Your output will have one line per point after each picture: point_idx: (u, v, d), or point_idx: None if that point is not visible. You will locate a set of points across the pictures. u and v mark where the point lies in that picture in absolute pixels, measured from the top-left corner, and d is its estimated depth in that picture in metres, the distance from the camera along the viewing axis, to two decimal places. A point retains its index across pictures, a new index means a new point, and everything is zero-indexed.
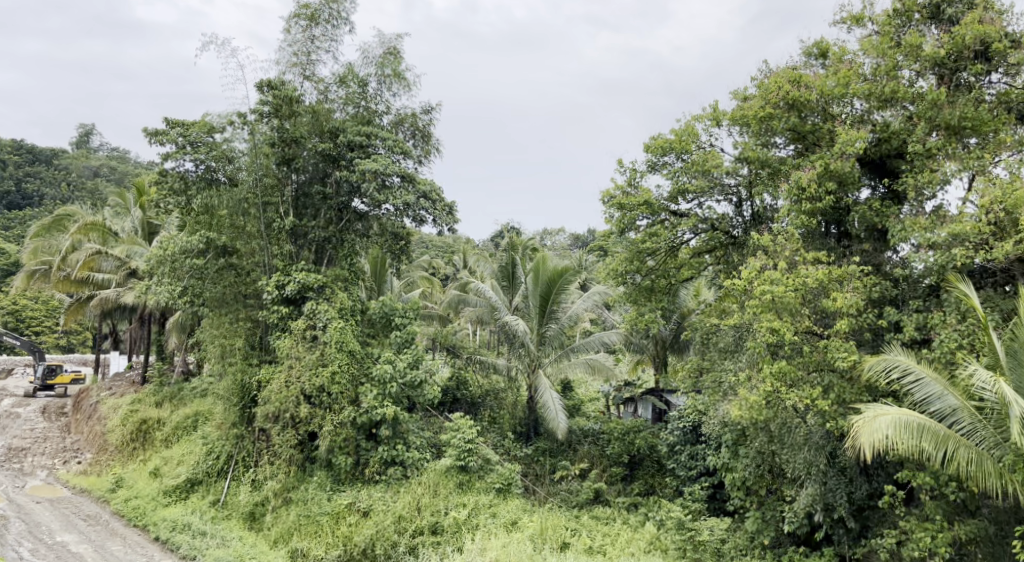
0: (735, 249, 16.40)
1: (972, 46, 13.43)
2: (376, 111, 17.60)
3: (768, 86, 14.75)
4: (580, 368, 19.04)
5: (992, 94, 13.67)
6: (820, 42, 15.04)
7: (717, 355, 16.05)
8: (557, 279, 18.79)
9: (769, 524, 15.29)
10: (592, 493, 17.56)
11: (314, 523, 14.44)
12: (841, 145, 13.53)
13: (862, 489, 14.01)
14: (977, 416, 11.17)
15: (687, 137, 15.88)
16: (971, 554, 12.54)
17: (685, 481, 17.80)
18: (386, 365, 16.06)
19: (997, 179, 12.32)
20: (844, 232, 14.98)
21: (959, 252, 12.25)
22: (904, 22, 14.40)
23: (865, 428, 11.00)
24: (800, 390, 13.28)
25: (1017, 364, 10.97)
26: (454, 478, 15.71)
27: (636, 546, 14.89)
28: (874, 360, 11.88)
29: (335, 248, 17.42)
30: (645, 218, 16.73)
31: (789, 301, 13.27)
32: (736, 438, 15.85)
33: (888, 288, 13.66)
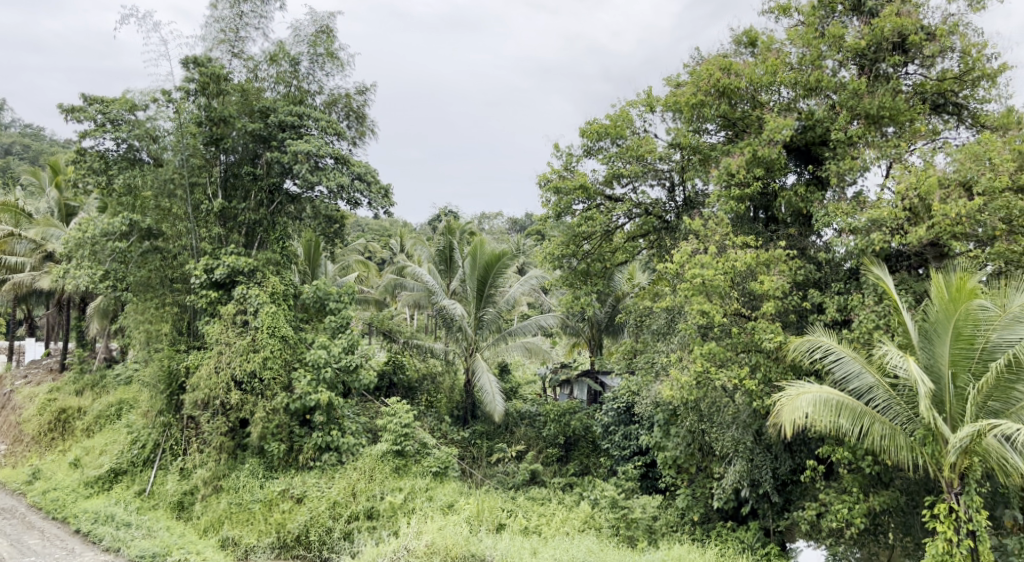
0: (668, 234, 16.77)
1: (891, 38, 13.91)
2: (309, 90, 17.18)
3: (701, 74, 14.98)
4: (517, 351, 19.20)
5: (908, 85, 14.23)
6: (749, 31, 15.39)
7: (650, 337, 16.32)
8: (495, 262, 18.74)
9: (698, 501, 15.75)
10: (528, 475, 17.73)
11: (246, 510, 14.23)
12: (768, 132, 13.89)
13: (785, 466, 14.35)
14: (892, 393, 11.69)
15: (621, 123, 16.02)
16: (884, 523, 13.25)
17: (619, 460, 18.13)
18: (320, 351, 15.89)
19: (912, 166, 12.87)
20: (771, 217, 15.41)
21: (877, 238, 12.74)
22: (827, 14, 14.80)
23: (787, 406, 11.38)
24: (729, 369, 13.63)
25: (927, 343, 11.52)
26: (390, 463, 15.66)
27: (570, 525, 15.07)
28: (798, 340, 12.27)
29: (267, 231, 17.09)
30: (581, 203, 16.83)
31: (719, 284, 13.58)
32: (667, 417, 16.25)
33: (812, 271, 14.13)
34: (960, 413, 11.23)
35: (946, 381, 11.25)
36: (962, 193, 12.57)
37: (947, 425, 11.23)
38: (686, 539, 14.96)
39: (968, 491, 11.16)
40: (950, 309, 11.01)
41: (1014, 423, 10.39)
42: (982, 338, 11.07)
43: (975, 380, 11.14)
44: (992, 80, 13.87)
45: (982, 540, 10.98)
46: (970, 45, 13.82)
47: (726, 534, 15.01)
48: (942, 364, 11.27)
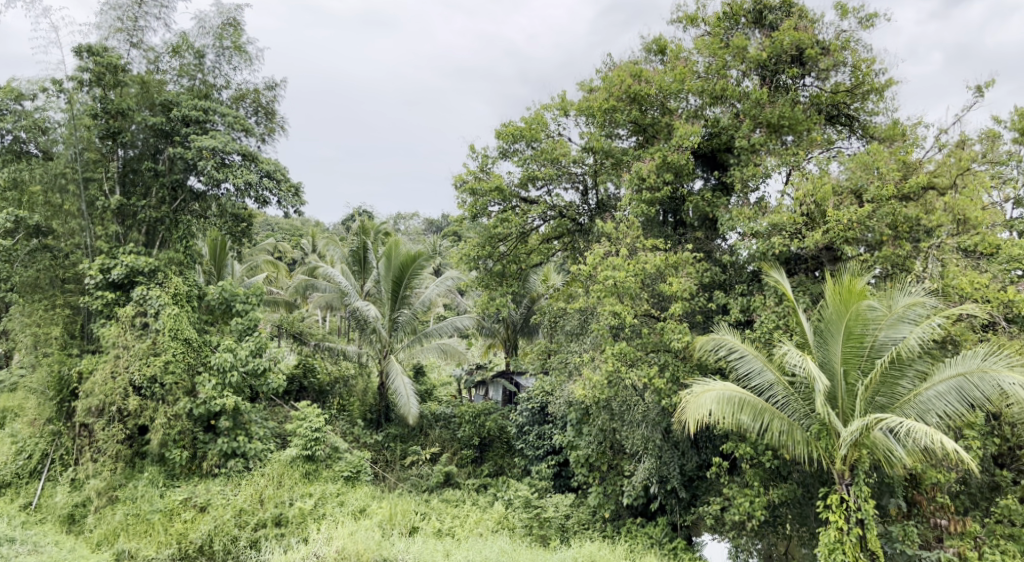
0: (581, 236, 16.93)
1: (789, 51, 14.51)
2: (214, 84, 16.68)
3: (612, 79, 15.26)
4: (433, 353, 19.00)
5: (806, 96, 14.84)
6: (659, 39, 15.73)
7: (564, 338, 16.48)
8: (411, 263, 18.53)
9: (609, 498, 15.99)
10: (442, 477, 17.60)
11: (144, 521, 13.62)
12: (677, 138, 14.24)
13: (691, 461, 14.82)
14: (790, 390, 12.16)
15: (536, 126, 16.16)
16: (783, 515, 13.78)
17: (533, 460, 18.19)
18: (225, 354, 15.34)
19: (809, 174, 13.46)
20: (680, 221, 15.78)
21: (777, 241, 13.24)
22: (731, 26, 15.31)
23: (692, 403, 11.68)
24: (639, 369, 13.91)
25: (821, 342, 12.04)
26: (299, 468, 15.35)
27: (484, 526, 15.05)
28: (703, 340, 12.61)
29: (169, 229, 16.39)
30: (497, 204, 16.77)
31: (630, 285, 13.81)
32: (580, 417, 16.44)
33: (717, 273, 14.55)
34: (851, 408, 11.77)
35: (838, 378, 11.78)
36: (853, 201, 13.25)
37: (839, 419, 11.76)
38: (597, 536, 15.16)
39: (857, 482, 11.74)
40: (842, 309, 11.57)
41: (899, 416, 10.97)
42: (871, 337, 11.68)
43: (864, 377, 11.72)
44: (880, 94, 14.63)
45: (870, 527, 11.56)
46: (860, 60, 14.55)
47: (635, 531, 15.29)
48: (835, 362, 11.81)
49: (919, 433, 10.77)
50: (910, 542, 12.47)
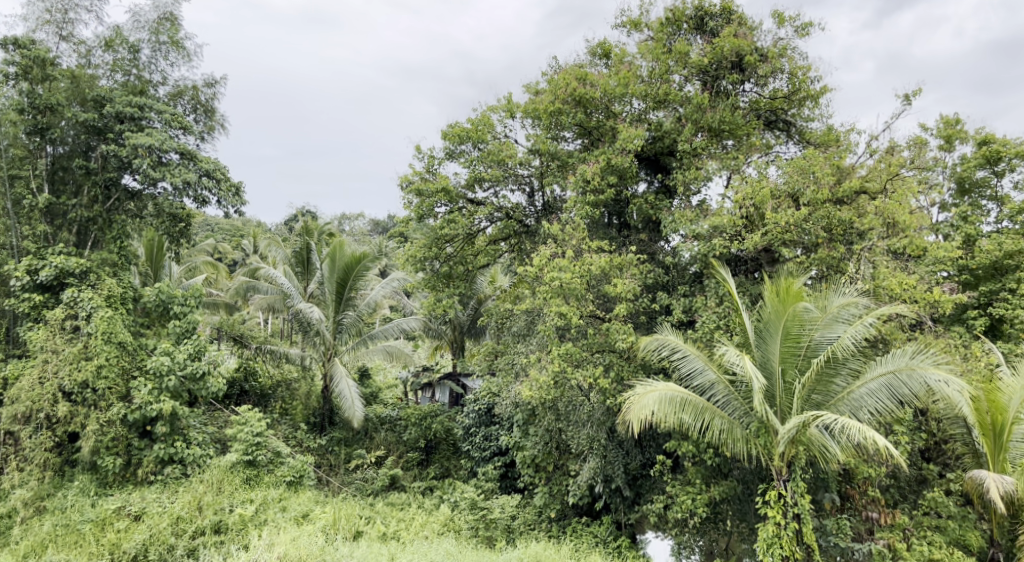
0: (528, 238, 16.94)
1: (729, 57, 14.82)
2: (150, 81, 16.17)
3: (558, 82, 15.33)
4: (378, 355, 19.08)
5: (745, 101, 15.19)
6: (603, 43, 15.90)
7: (510, 339, 16.47)
8: (355, 265, 18.32)
9: (555, 498, 16.04)
10: (387, 480, 17.42)
11: (74, 532, 13.02)
12: (621, 141, 14.39)
13: (635, 461, 14.90)
14: (731, 389, 12.36)
15: (483, 127, 16.10)
16: (724, 512, 14.02)
17: (479, 462, 18.11)
18: (162, 357, 14.94)
19: (749, 178, 13.76)
20: (624, 223, 15.92)
21: (718, 244, 13.51)
22: (674, 31, 15.53)
23: (635, 404, 11.82)
24: (585, 369, 14.00)
25: (760, 341, 12.28)
26: (239, 474, 15.03)
27: (429, 528, 14.94)
28: (647, 339, 12.72)
29: (102, 229, 15.88)
30: (443, 205, 16.64)
31: (576, 287, 13.88)
32: (526, 418, 16.46)
33: (660, 274, 14.73)
34: (788, 406, 12.03)
35: (776, 377, 12.03)
36: (790, 204, 13.57)
37: (777, 417, 12.00)
38: (543, 536, 15.16)
39: (794, 478, 12.01)
40: (780, 309, 11.82)
41: (834, 413, 11.24)
42: (807, 337, 11.96)
43: (801, 375, 12.00)
44: (816, 101, 15.03)
45: (806, 522, 11.84)
46: (797, 67, 14.91)
47: (580, 530, 15.34)
48: (773, 361, 12.05)
49: (853, 429, 11.06)
50: (843, 535, 12.80)
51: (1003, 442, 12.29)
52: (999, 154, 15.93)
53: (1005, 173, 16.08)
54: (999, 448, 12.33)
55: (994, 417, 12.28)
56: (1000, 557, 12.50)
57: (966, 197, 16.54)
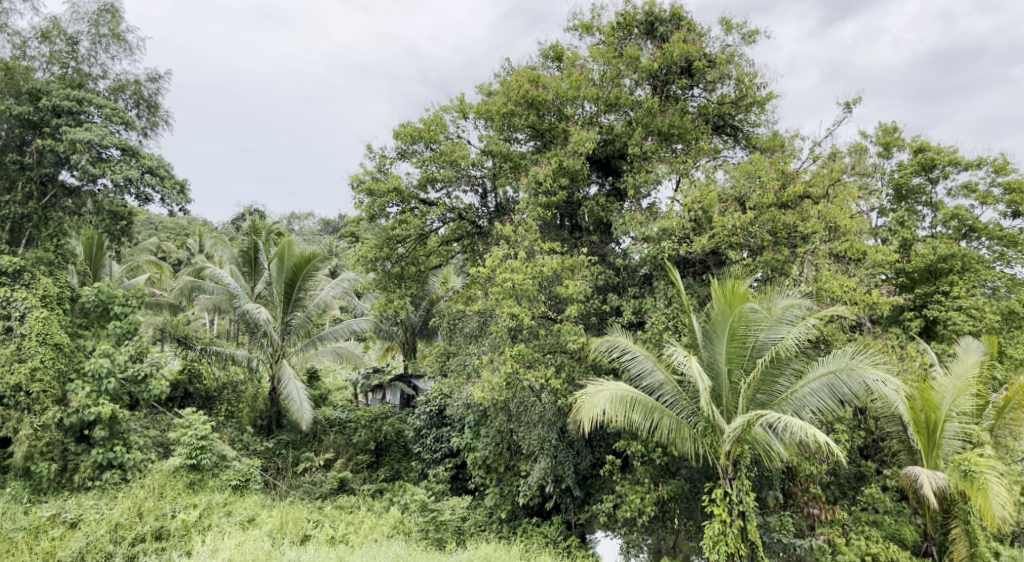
0: (481, 239, 16.96)
1: (678, 63, 15.09)
2: (89, 74, 15.64)
3: (510, 84, 15.37)
4: (327, 356, 18.78)
5: (694, 106, 15.48)
6: (555, 46, 16.00)
7: (463, 339, 16.45)
8: (304, 265, 18.07)
9: (506, 499, 16.06)
10: (336, 483, 17.26)
11: (5, 541, 12.43)
12: (573, 144, 14.52)
13: (586, 460, 15.02)
14: (679, 389, 12.55)
15: (435, 127, 16.04)
16: (671, 510, 14.24)
17: (430, 463, 18.01)
18: (101, 360, 14.52)
19: (697, 182, 14.03)
20: (576, 225, 16.03)
21: (666, 246, 13.76)
22: (625, 36, 15.75)
23: (586, 403, 11.93)
24: (537, 370, 14.08)
25: (708, 342, 12.51)
26: (183, 478, 14.70)
27: (379, 531, 14.83)
28: (597, 340, 12.87)
29: (37, 227, 15.43)
30: (395, 206, 16.51)
31: (527, 288, 13.95)
32: (478, 419, 16.47)
33: (611, 276, 14.91)
34: (734, 406, 12.29)
35: (722, 377, 12.27)
36: (737, 208, 13.88)
37: (723, 417, 12.26)
38: (493, 537, 15.16)
39: (739, 476, 12.29)
40: (727, 311, 12.06)
41: (777, 412, 11.53)
42: (752, 338, 12.23)
43: (746, 375, 12.27)
44: (761, 107, 15.41)
45: (750, 519, 12.14)
46: (744, 74, 15.24)
47: (531, 530, 15.40)
48: (720, 361, 12.29)
49: (795, 428, 11.35)
50: (786, 531, 13.06)
51: (937, 440, 12.78)
52: (934, 161, 16.52)
53: (939, 179, 16.71)
54: (932, 445, 12.83)
55: (928, 415, 12.77)
56: (932, 551, 13.03)
57: (903, 203, 17.12)
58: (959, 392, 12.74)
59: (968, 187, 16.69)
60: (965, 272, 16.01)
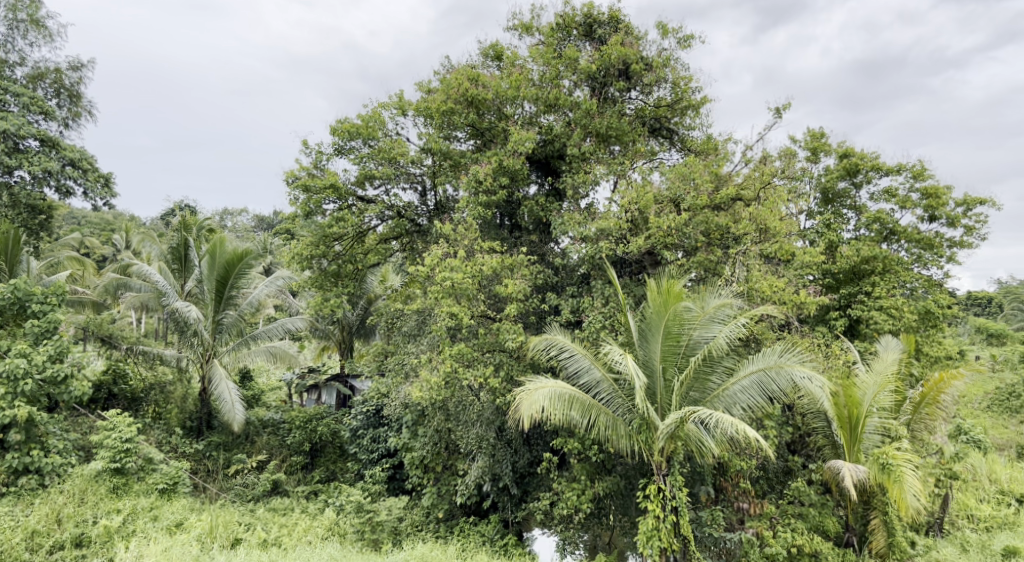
0: (420, 237, 16.88)
1: (616, 65, 15.32)
2: (6, 61, 14.97)
3: (450, 82, 15.29)
4: (261, 356, 18.20)
5: (631, 109, 15.75)
6: (495, 45, 16.03)
7: (400, 339, 16.33)
8: (237, 262, 17.67)
9: (443, 498, 15.95)
10: (269, 485, 16.92)
11: None
12: (513, 143, 14.60)
13: (524, 459, 15.16)
14: (615, 387, 12.75)
15: (373, 124, 15.88)
16: (607, 507, 14.44)
17: (366, 464, 17.82)
18: (16, 360, 13.94)
19: (634, 183, 14.27)
20: (515, 224, 16.08)
21: (604, 246, 13.96)
22: (564, 36, 15.89)
23: (526, 399, 12.04)
24: (476, 369, 14.10)
25: (643, 340, 12.74)
26: (105, 483, 14.22)
27: (313, 533, 14.65)
28: (535, 339, 12.93)
29: None
30: (332, 203, 16.33)
31: (467, 287, 13.94)
32: (415, 418, 16.37)
33: (550, 275, 15.01)
34: (668, 403, 12.55)
35: (657, 375, 12.52)
36: (671, 209, 14.19)
37: (658, 414, 12.50)
38: (430, 537, 15.08)
39: (673, 472, 12.55)
40: (662, 310, 12.32)
41: (709, 409, 11.81)
42: (686, 336, 12.51)
43: (680, 373, 12.53)
44: (696, 110, 15.75)
45: (683, 514, 12.43)
46: (679, 77, 15.57)
47: (468, 530, 15.36)
48: (654, 359, 12.54)
49: (726, 424, 11.65)
50: (717, 525, 13.42)
51: (859, 434, 13.28)
52: (858, 166, 17.13)
53: (862, 184, 17.38)
54: (854, 439, 13.33)
55: (851, 410, 13.27)
56: (854, 542, 13.60)
57: (830, 206, 17.76)
58: (879, 388, 13.30)
59: (889, 192, 17.41)
60: (886, 273, 16.67)
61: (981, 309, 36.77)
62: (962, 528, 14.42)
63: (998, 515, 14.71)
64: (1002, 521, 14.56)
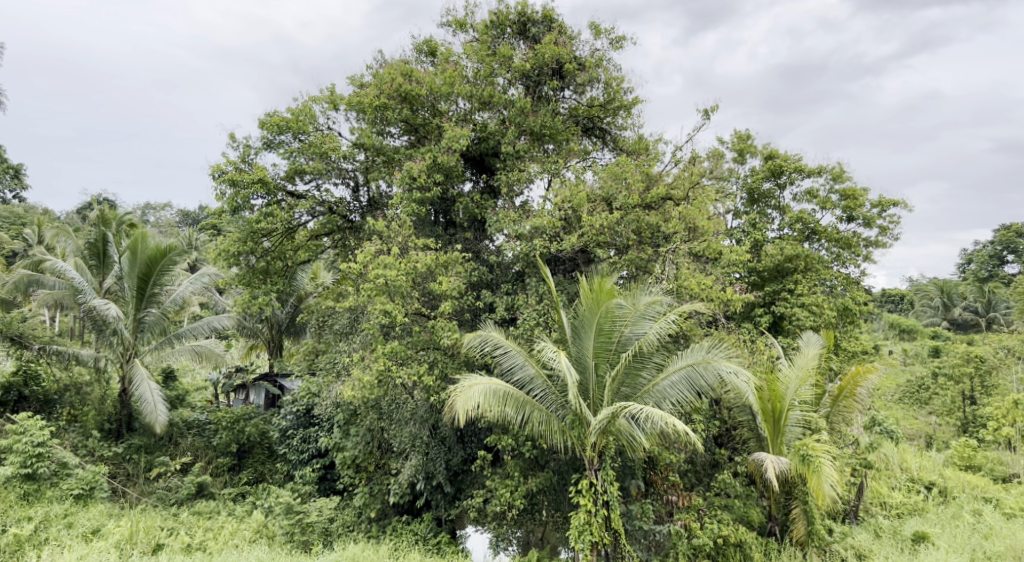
0: (353, 234, 16.69)
1: (550, 64, 15.46)
2: None
3: (382, 77, 15.13)
4: (185, 355, 17.44)
5: (565, 108, 15.92)
6: (429, 41, 15.91)
7: (332, 337, 16.07)
8: (160, 258, 17.04)
9: (376, 498, 15.73)
10: (193, 488, 16.39)
11: None
12: (447, 140, 14.58)
13: (457, 456, 15.13)
14: (549, 383, 12.87)
15: (304, 118, 15.59)
16: (540, 503, 14.56)
17: (296, 465, 17.36)
18: None
19: (567, 182, 14.48)
20: (449, 221, 16.01)
21: (538, 244, 14.06)
22: (498, 34, 15.93)
23: (461, 396, 12.04)
24: (409, 367, 14.00)
25: (576, 337, 12.90)
26: (15, 491, 13.77)
27: (240, 536, 14.37)
28: (470, 336, 12.94)
29: None
30: (260, 198, 15.93)
31: (400, 284, 13.84)
32: (347, 418, 16.12)
33: (484, 272, 15.03)
34: (600, 398, 12.74)
35: (590, 371, 12.70)
36: (604, 207, 14.43)
37: (590, 409, 12.68)
38: (361, 538, 14.90)
39: (604, 467, 12.80)
40: (594, 307, 12.51)
41: (640, 404, 12.04)
42: (618, 333, 12.72)
43: (612, 369, 12.74)
44: (628, 110, 16.00)
45: (614, 508, 12.66)
46: (612, 78, 15.80)
47: (400, 529, 15.22)
48: (587, 356, 12.71)
49: (655, 418, 11.91)
50: (646, 518, 13.68)
51: (781, 427, 13.79)
52: (782, 168, 17.70)
53: (786, 185, 17.93)
54: (777, 432, 13.82)
55: (774, 404, 13.77)
56: (776, 531, 14.09)
57: (755, 206, 18.30)
58: (800, 382, 13.78)
59: (810, 192, 18.04)
60: (808, 271, 17.26)
61: (893, 305, 38.62)
62: (876, 515, 15.03)
63: (909, 502, 15.35)
64: (913, 507, 15.21)
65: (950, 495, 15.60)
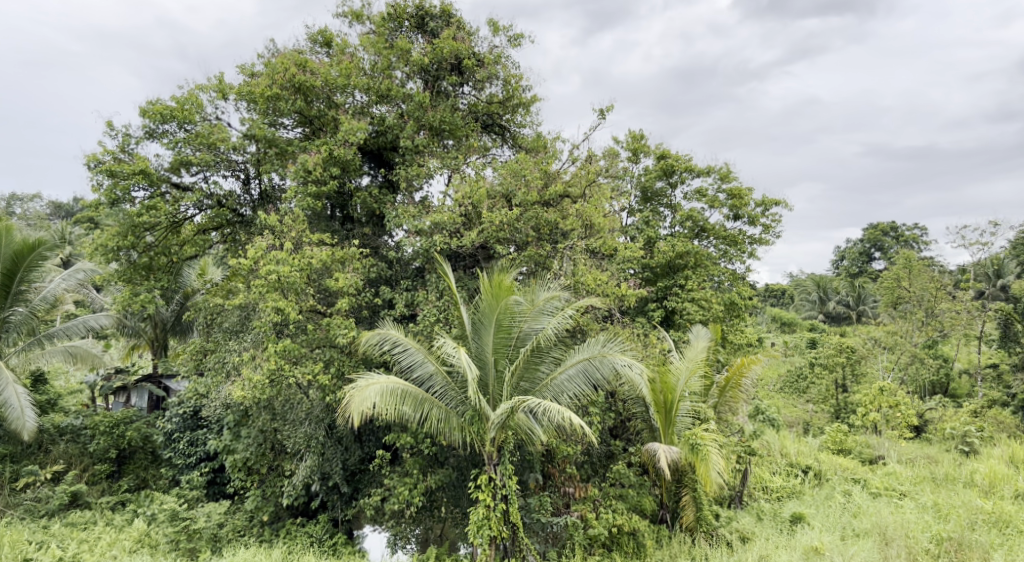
0: (243, 228, 16.03)
1: (448, 59, 15.38)
2: None
3: (275, 66, 14.59)
4: (58, 356, 16.63)
5: (464, 104, 15.93)
6: (324, 31, 15.45)
7: (221, 336, 15.42)
8: (27, 253, 15.76)
9: (269, 501, 15.08)
10: (66, 498, 15.37)
11: None
12: (344, 133, 14.30)
13: (355, 456, 14.85)
14: (448, 380, 12.77)
15: (190, 107, 14.91)
16: (439, 500, 14.60)
17: (183, 469, 16.54)
18: None
19: (467, 178, 14.51)
20: (347, 216, 15.59)
21: (438, 239, 13.97)
22: (395, 27, 15.69)
23: (356, 396, 11.85)
24: (303, 366, 13.61)
25: (475, 333, 12.88)
26: None
27: (119, 547, 13.59)
28: (368, 333, 12.69)
29: None
30: (142, 190, 15.08)
31: (293, 280, 13.44)
32: (238, 419, 15.51)
33: (383, 269, 14.81)
34: (499, 394, 12.78)
35: (489, 366, 12.73)
36: (503, 204, 14.61)
37: (489, 405, 12.70)
38: (252, 542, 14.28)
39: (503, 462, 12.86)
40: (493, 302, 12.54)
41: (538, 398, 12.15)
42: (516, 328, 12.79)
43: (511, 364, 12.81)
44: (526, 108, 16.17)
45: (512, 502, 12.73)
46: (510, 75, 15.87)
47: (294, 531, 14.71)
48: (487, 352, 12.73)
49: (553, 412, 12.06)
50: (544, 511, 14.06)
51: (673, 417, 14.24)
52: (674, 168, 18.27)
53: (677, 184, 18.52)
54: (669, 423, 14.27)
55: (666, 395, 14.20)
56: (667, 518, 14.56)
57: (648, 204, 18.81)
58: (691, 373, 14.29)
59: (700, 192, 18.71)
60: (697, 267, 17.93)
61: (776, 300, 40.62)
62: (758, 499, 15.77)
63: (788, 485, 16.21)
64: (791, 490, 16.07)
65: (824, 478, 16.57)
